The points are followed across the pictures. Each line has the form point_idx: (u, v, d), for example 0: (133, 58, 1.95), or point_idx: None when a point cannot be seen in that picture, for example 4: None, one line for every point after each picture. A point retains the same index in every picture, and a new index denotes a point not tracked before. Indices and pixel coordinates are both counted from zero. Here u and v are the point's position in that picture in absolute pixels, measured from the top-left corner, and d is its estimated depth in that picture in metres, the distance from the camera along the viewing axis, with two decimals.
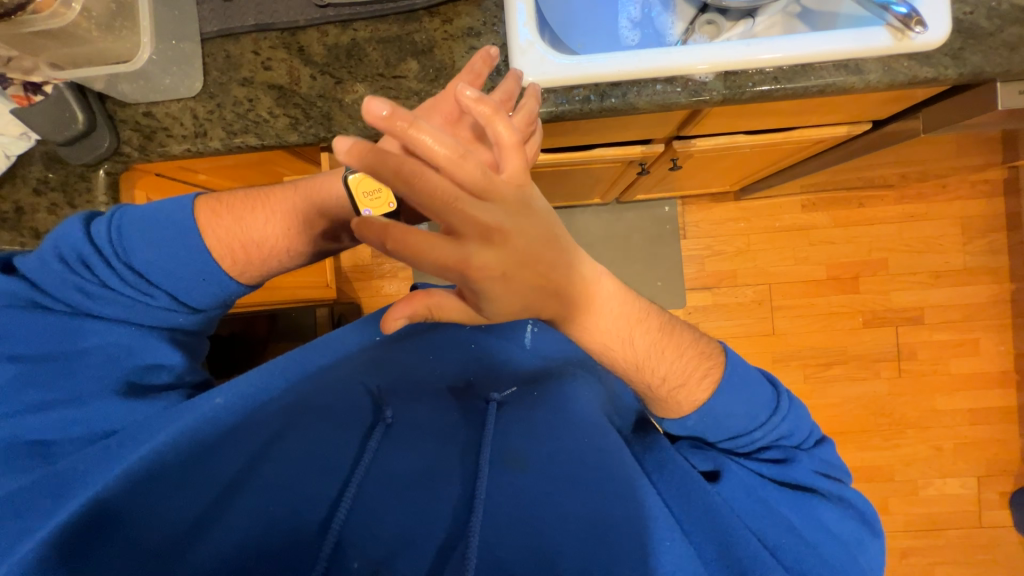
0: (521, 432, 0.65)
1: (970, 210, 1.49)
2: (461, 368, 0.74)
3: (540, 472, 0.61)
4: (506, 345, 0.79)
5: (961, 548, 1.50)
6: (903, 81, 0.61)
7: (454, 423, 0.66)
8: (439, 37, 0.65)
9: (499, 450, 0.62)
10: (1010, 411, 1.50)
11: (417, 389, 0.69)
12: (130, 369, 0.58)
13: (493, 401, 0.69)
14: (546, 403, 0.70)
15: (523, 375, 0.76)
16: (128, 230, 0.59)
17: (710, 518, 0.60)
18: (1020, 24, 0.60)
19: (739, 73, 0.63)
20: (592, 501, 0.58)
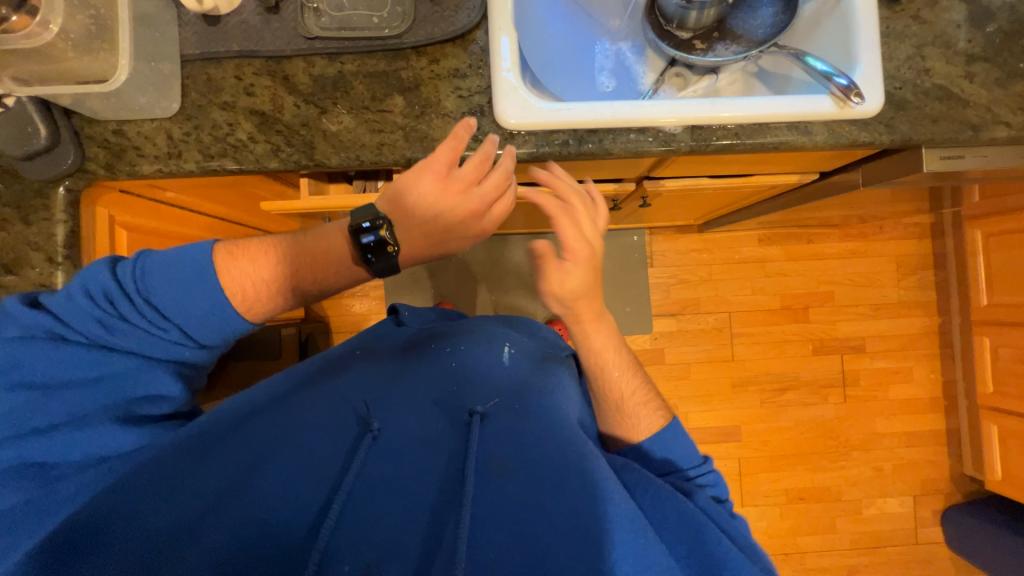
0: (506, 437, 0.65)
1: (904, 248, 1.64)
2: (447, 382, 0.73)
3: (522, 475, 0.60)
4: (490, 363, 0.78)
5: (899, 564, 1.60)
6: (845, 143, 0.68)
7: (441, 434, 0.65)
8: (426, 75, 0.66)
9: (487, 455, 0.62)
10: (941, 435, 1.63)
11: (403, 404, 0.68)
12: (129, 400, 0.57)
13: (476, 413, 0.66)
14: (532, 414, 0.69)
15: (507, 386, 0.74)
16: (150, 271, 0.56)
17: (687, 523, 0.59)
18: (941, 100, 0.69)
19: (704, 127, 0.68)
20: (578, 499, 0.58)
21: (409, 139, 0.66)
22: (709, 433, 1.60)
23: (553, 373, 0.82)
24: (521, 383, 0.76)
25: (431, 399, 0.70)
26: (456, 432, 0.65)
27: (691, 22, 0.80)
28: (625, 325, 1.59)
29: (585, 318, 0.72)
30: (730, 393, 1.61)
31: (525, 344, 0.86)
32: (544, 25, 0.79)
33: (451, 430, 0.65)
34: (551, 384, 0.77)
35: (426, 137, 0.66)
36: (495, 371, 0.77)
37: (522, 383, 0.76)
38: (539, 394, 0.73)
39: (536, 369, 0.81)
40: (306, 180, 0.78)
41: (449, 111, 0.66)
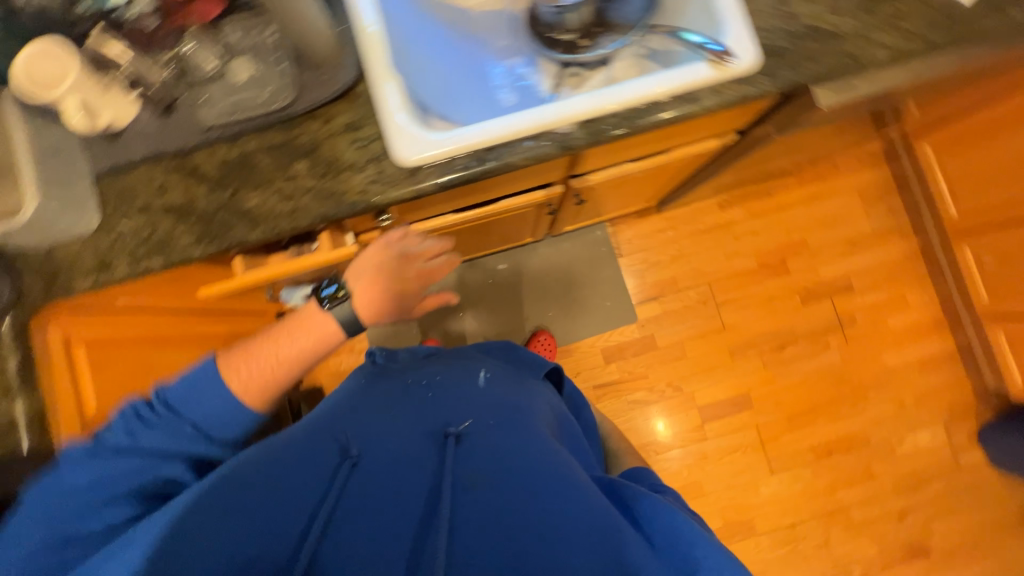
0: (485, 453, 0.64)
1: (863, 179, 1.64)
2: (425, 406, 0.73)
3: (501, 484, 0.60)
4: (464, 385, 0.78)
5: (948, 496, 1.54)
6: (734, 102, 0.70)
7: (420, 452, 0.64)
8: (322, 135, 0.69)
9: (465, 470, 0.62)
10: (954, 354, 1.59)
11: (381, 426, 0.67)
12: (144, 485, 0.62)
13: (450, 434, 0.66)
14: (508, 426, 0.69)
15: (485, 405, 0.74)
16: (173, 388, 0.68)
17: (662, 523, 0.58)
18: (814, 39, 0.70)
19: (596, 119, 0.70)
20: (557, 502, 0.58)
21: (318, 198, 0.69)
22: (719, 406, 1.58)
23: (530, 394, 0.84)
24: (500, 400, 0.76)
25: (410, 420, 0.69)
26: (433, 454, 0.64)
27: (570, 23, 0.86)
28: (609, 320, 1.60)
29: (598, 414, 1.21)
30: (730, 361, 1.59)
31: (500, 370, 0.87)
32: (432, 62, 0.82)
33: (429, 450, 0.64)
34: (527, 400, 0.79)
35: (335, 192, 0.69)
36: (472, 392, 0.77)
37: (500, 400, 0.76)
38: (517, 410, 0.74)
39: (513, 388, 0.82)
40: (240, 261, 0.77)
41: (351, 163, 0.69)
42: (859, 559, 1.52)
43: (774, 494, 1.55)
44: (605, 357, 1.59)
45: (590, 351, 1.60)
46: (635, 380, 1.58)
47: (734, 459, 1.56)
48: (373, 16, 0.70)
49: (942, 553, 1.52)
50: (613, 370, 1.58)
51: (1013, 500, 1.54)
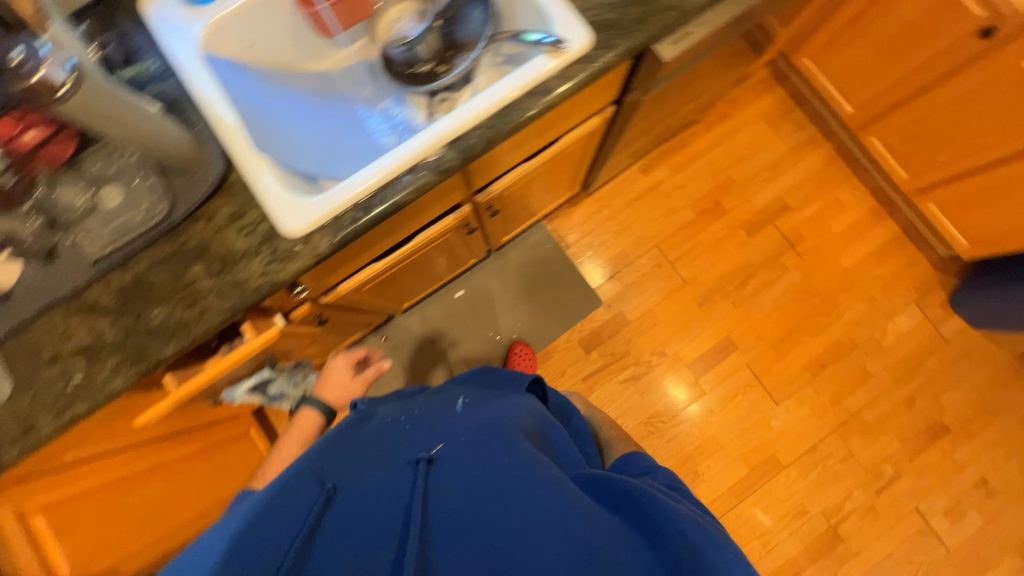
0: (461, 472, 0.65)
1: (764, 105, 1.71)
2: (398, 431, 0.72)
3: (474, 495, 0.62)
4: (437, 410, 0.78)
5: (944, 370, 1.57)
6: (583, 82, 0.73)
7: (395, 477, 0.65)
8: (209, 233, 0.70)
9: (439, 487, 0.64)
10: (904, 236, 1.63)
11: (358, 456, 0.66)
12: None
13: (422, 459, 0.67)
14: (483, 439, 0.69)
15: (458, 422, 0.74)
16: None
17: (643, 512, 0.61)
18: (636, 5, 0.74)
19: (462, 135, 0.72)
20: (528, 502, 0.60)
21: (223, 293, 0.69)
22: (707, 358, 1.59)
23: (508, 400, 0.84)
24: (474, 413, 0.76)
25: (384, 446, 0.68)
26: (409, 479, 0.65)
27: (422, 54, 0.88)
28: (576, 310, 1.61)
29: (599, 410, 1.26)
30: (701, 312, 1.61)
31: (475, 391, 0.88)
32: (304, 130, 0.84)
33: (406, 476, 0.65)
34: (506, 410, 0.77)
35: (237, 283, 0.69)
36: (446, 411, 0.77)
37: (475, 413, 0.77)
38: (492, 419, 0.74)
39: (488, 400, 0.82)
40: (169, 377, 0.75)
41: (245, 250, 0.70)
42: (887, 458, 1.53)
43: (786, 424, 1.55)
44: (585, 348, 1.60)
45: (569, 346, 1.61)
46: (620, 360, 1.59)
47: (738, 404, 1.57)
48: (225, 108, 0.72)
49: (959, 426, 1.54)
50: (596, 358, 1.59)
51: (1005, 353, 1.57)
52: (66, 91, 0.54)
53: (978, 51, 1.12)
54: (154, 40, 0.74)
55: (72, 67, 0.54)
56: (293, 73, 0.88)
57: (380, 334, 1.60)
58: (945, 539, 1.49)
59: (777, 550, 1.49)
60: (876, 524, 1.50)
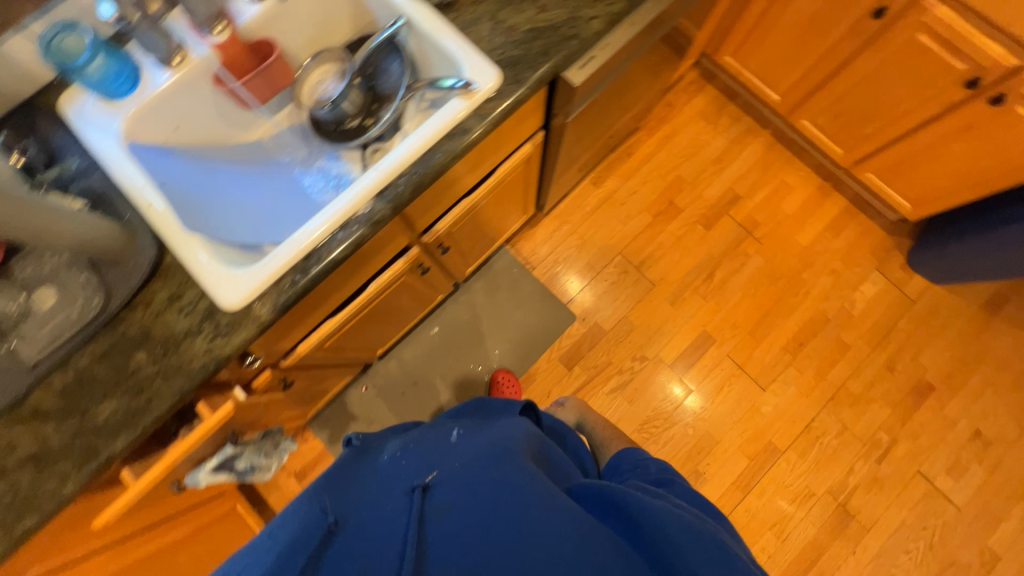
0: (455, 494, 0.67)
1: (699, 103, 1.77)
2: (399, 466, 0.76)
3: (467, 513, 0.64)
4: (434, 441, 0.80)
5: (918, 329, 1.60)
6: (499, 117, 0.76)
7: (395, 507, 0.68)
8: (149, 318, 0.70)
9: (435, 508, 0.66)
10: (853, 207, 1.68)
11: (361, 495, 0.72)
12: None
13: (418, 487, 0.69)
14: (474, 462, 0.71)
15: (453, 449, 0.77)
16: None
17: (622, 516, 0.63)
18: (538, 39, 0.78)
19: (390, 185, 0.73)
20: (517, 512, 0.62)
21: (169, 377, 0.68)
22: (687, 355, 1.60)
23: (503, 422, 0.85)
24: (468, 439, 0.78)
25: (387, 482, 0.73)
26: (408, 505, 0.67)
27: (349, 109, 0.89)
28: (552, 329, 1.62)
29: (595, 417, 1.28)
30: (674, 311, 1.63)
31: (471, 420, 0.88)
32: (239, 201, 0.85)
33: (404, 503, 0.68)
34: (498, 430, 0.78)
35: (182, 365, 0.68)
36: (443, 441, 0.80)
37: (469, 439, 0.78)
38: (486, 442, 0.76)
39: (483, 425, 0.84)
40: (126, 472, 0.73)
41: (186, 331, 0.69)
42: (880, 426, 1.54)
43: (777, 408, 1.56)
44: (566, 364, 1.60)
45: (550, 365, 1.60)
46: (603, 371, 1.59)
47: (726, 396, 1.57)
48: (151, 193, 0.72)
49: (943, 381, 1.56)
50: (579, 373, 1.59)
51: (970, 303, 1.61)
52: None
53: (877, 30, 1.18)
54: (75, 136, 0.75)
55: None
56: (223, 147, 0.89)
57: (360, 384, 1.58)
58: (952, 498, 1.49)
59: (791, 539, 1.47)
60: (883, 494, 1.49)
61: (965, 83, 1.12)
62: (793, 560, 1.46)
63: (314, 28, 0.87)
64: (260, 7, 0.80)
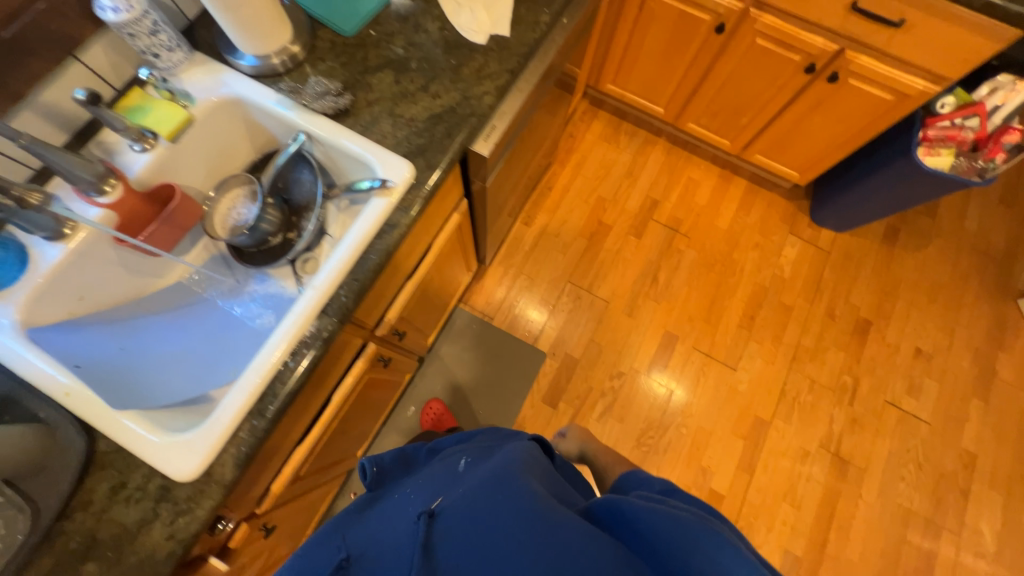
0: (459, 518, 0.64)
1: (598, 128, 1.91)
2: (409, 501, 0.74)
3: (472, 535, 0.61)
4: (446, 473, 0.78)
5: (842, 275, 1.77)
6: (421, 204, 0.78)
7: (404, 537, 0.67)
8: (92, 520, 0.61)
9: (439, 534, 0.64)
10: (753, 184, 1.87)
11: (372, 532, 0.72)
12: None
13: (423, 513, 0.67)
14: (480, 485, 0.67)
15: (460, 478, 0.74)
16: None
17: (622, 524, 0.59)
18: (440, 123, 0.82)
19: (331, 299, 0.72)
20: (521, 525, 0.59)
21: None
22: (659, 359, 1.65)
23: (514, 442, 0.82)
24: (476, 468, 0.76)
25: (397, 518, 0.71)
26: (412, 536, 0.66)
27: (269, 228, 0.86)
28: (527, 372, 1.61)
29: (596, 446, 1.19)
30: (634, 321, 1.69)
31: (480, 448, 0.84)
32: (172, 354, 0.79)
33: (409, 537, 0.66)
34: (505, 455, 0.74)
35: (143, 561, 0.60)
36: (453, 472, 0.77)
37: (477, 467, 0.76)
38: (495, 464, 0.71)
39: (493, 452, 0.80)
40: None
41: (140, 520, 0.62)
42: (841, 370, 1.66)
43: (752, 383, 1.64)
44: (551, 403, 1.59)
45: (536, 409, 1.59)
46: (587, 398, 1.60)
47: (704, 386, 1.63)
48: (68, 378, 0.65)
49: (877, 315, 1.73)
50: (565, 408, 1.58)
51: (873, 241, 1.81)
52: None
53: (723, 41, 1.36)
54: None
55: None
56: (140, 303, 0.84)
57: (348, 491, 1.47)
58: (921, 416, 1.62)
59: (805, 502, 1.52)
60: (865, 432, 1.60)
61: (805, 69, 1.30)
62: (813, 523, 1.50)
63: (212, 159, 0.85)
64: (150, 156, 0.77)
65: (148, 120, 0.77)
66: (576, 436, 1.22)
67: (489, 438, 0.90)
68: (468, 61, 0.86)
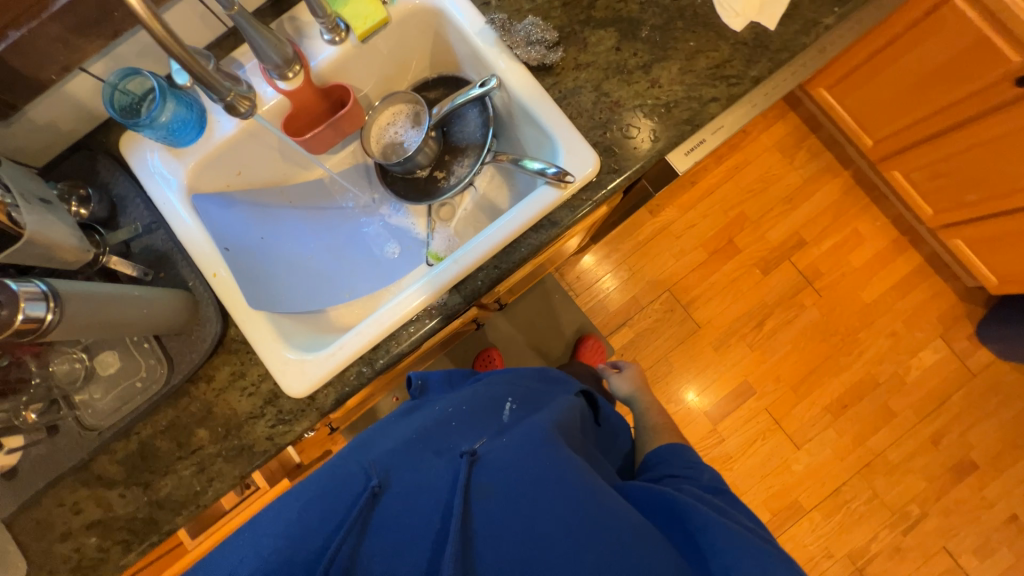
0: (506, 471, 0.58)
1: (777, 133, 1.61)
2: (446, 428, 0.66)
3: (521, 495, 0.56)
4: (486, 409, 0.70)
5: (972, 404, 1.52)
6: (589, 210, 0.68)
7: (437, 476, 0.58)
8: (211, 396, 0.68)
9: (479, 486, 0.57)
10: (928, 266, 1.56)
11: (398, 447, 0.62)
12: None
13: (465, 453, 0.60)
14: (529, 444, 0.61)
15: (503, 424, 0.68)
16: None
17: (681, 526, 0.60)
18: (645, 119, 0.68)
19: (466, 279, 0.68)
20: (575, 503, 0.55)
21: (229, 459, 0.67)
22: (723, 403, 1.56)
23: (558, 404, 0.75)
24: (518, 419, 0.69)
25: (431, 446, 0.62)
26: (450, 473, 0.58)
27: (423, 160, 0.81)
28: None
29: (639, 383, 1.19)
30: (717, 357, 1.57)
31: (523, 397, 0.75)
32: (297, 255, 0.79)
33: (450, 473, 0.58)
34: (551, 415, 0.70)
35: (243, 447, 0.67)
36: (499, 416, 0.69)
37: (519, 419, 0.69)
38: (548, 429, 0.65)
39: (541, 409, 0.73)
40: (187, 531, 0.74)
41: (249, 413, 0.67)
42: (914, 498, 1.50)
43: (809, 467, 1.52)
44: None
45: None
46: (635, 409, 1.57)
47: (757, 450, 1.54)
48: (220, 262, 0.68)
49: (987, 461, 1.50)
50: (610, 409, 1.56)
51: None
52: (52, 318, 0.49)
53: (1015, 97, 1.03)
54: (140, 189, 0.70)
55: (45, 290, 0.48)
56: (283, 191, 0.82)
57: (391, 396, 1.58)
58: None
59: None
60: (903, 564, 1.48)
61: None
62: None
63: (391, 69, 0.79)
64: (337, 51, 0.71)
65: (345, 10, 0.70)
66: (626, 374, 1.22)
67: (530, 382, 0.81)
68: (709, 50, 0.69)
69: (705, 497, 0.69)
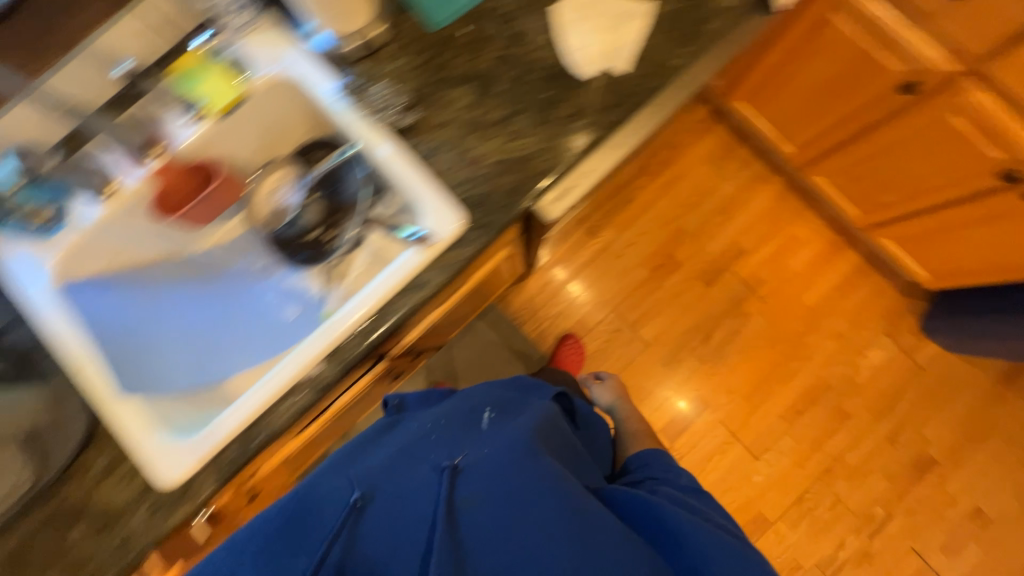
0: (486, 484, 0.65)
1: (705, 146, 1.64)
2: (427, 441, 0.71)
3: (498, 505, 0.62)
4: (466, 419, 0.74)
5: (925, 399, 1.52)
6: (460, 267, 0.67)
7: (423, 487, 0.65)
8: (88, 488, 0.66)
9: (464, 498, 0.64)
10: (866, 264, 1.58)
11: (386, 461, 0.69)
12: None
13: (447, 466, 0.66)
14: (509, 454, 0.67)
15: (485, 432, 0.72)
16: None
17: (658, 526, 0.64)
18: (506, 172, 0.69)
19: (340, 348, 0.67)
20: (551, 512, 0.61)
21: (110, 551, 0.64)
22: (679, 420, 1.54)
23: (539, 407, 0.78)
24: (498, 426, 0.73)
25: (417, 458, 0.69)
26: (434, 487, 0.65)
27: (308, 223, 0.79)
28: None
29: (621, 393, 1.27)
30: (669, 373, 1.56)
31: (503, 403, 0.79)
32: (183, 331, 0.78)
33: (434, 485, 0.65)
34: (529, 421, 0.73)
35: (123, 538, 0.64)
36: (479, 424, 0.74)
37: (499, 426, 0.73)
38: (527, 437, 0.69)
39: (522, 412, 0.76)
40: None
41: (125, 505, 0.66)
42: (878, 499, 1.49)
43: (770, 477, 1.51)
44: None
45: None
46: None
47: (718, 464, 1.52)
48: (91, 352, 0.68)
49: (946, 455, 1.50)
50: None
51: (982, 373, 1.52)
52: None
53: (906, 104, 1.06)
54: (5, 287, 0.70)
55: None
56: (168, 266, 0.81)
57: None
58: None
59: None
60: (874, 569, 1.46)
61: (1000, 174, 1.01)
62: None
63: (264, 137, 0.78)
64: (197, 129, 0.72)
65: (201, 89, 0.71)
66: (607, 384, 1.29)
67: (509, 387, 0.84)
68: (564, 99, 0.70)
69: (681, 499, 0.73)
